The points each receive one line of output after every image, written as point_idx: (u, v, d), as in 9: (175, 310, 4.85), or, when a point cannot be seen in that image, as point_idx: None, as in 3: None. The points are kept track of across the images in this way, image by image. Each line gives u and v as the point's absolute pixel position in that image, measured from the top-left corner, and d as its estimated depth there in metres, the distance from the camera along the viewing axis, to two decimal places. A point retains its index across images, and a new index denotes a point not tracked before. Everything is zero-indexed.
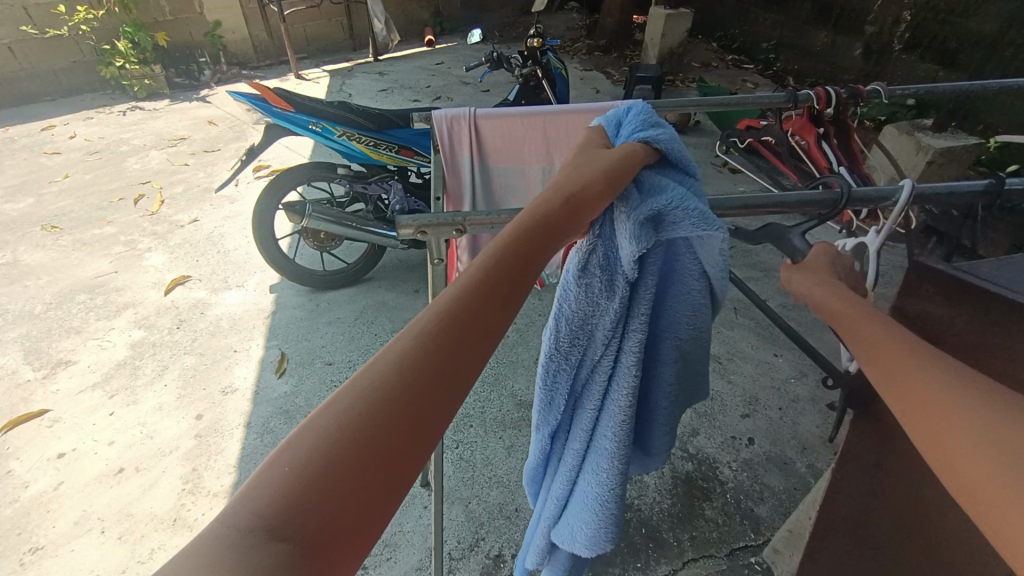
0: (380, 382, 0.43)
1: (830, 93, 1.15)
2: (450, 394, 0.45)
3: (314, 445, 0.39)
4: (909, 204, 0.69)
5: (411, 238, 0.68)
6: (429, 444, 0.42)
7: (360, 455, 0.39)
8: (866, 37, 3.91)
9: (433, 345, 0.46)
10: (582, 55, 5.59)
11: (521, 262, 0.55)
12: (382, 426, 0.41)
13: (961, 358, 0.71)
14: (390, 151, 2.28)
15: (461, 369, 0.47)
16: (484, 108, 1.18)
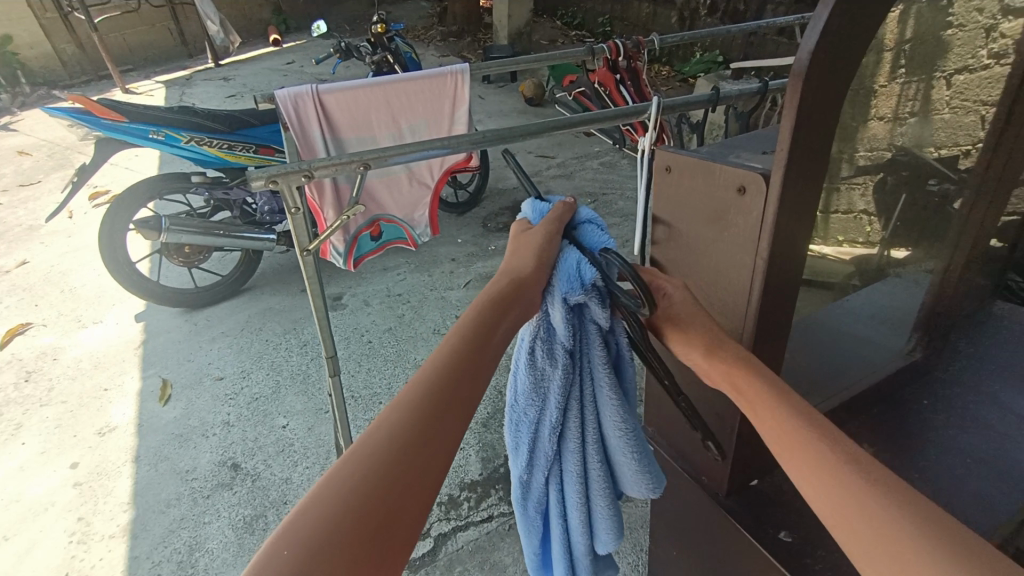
0: (371, 464, 0.48)
1: (616, 44, 1.51)
2: (429, 471, 0.49)
3: (314, 526, 0.43)
4: (658, 115, 0.99)
5: (264, 188, 0.80)
6: (409, 519, 0.46)
7: (352, 552, 0.43)
8: (678, 6, 4.46)
9: (408, 442, 0.50)
10: (436, 42, 5.66)
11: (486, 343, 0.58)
12: (367, 528, 0.44)
13: (702, 260, 0.79)
14: (247, 151, 2.22)
15: (439, 447, 0.51)
16: (325, 84, 1.23)
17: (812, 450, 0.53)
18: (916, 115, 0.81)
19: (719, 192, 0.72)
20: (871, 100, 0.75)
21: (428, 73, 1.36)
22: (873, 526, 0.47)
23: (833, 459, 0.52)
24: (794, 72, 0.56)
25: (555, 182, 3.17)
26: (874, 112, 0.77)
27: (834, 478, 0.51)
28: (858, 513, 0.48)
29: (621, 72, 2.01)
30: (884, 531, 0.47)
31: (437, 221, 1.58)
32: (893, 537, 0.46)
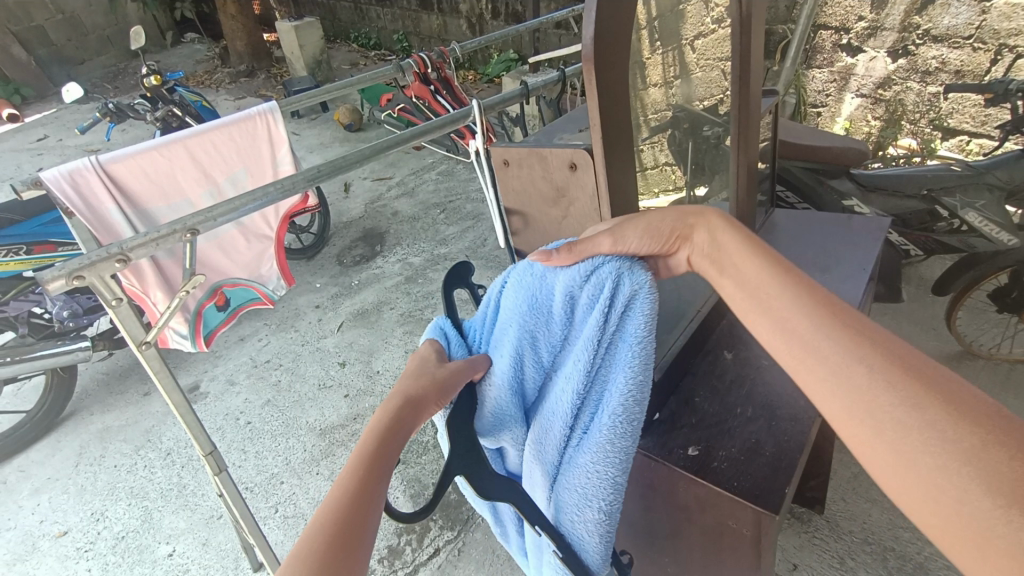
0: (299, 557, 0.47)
1: (423, 58, 1.57)
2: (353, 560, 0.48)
3: None
4: (481, 117, 1.06)
5: (65, 285, 0.67)
6: None
7: None
8: (464, 14, 4.63)
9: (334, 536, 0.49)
10: (226, 85, 5.19)
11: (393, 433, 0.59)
12: None
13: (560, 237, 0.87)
14: (14, 255, 1.83)
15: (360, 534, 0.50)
16: (105, 154, 1.06)
17: (775, 298, 0.58)
18: (679, 79, 1.00)
19: (555, 173, 0.80)
20: (647, 72, 0.89)
21: (236, 118, 1.23)
22: (812, 349, 0.52)
23: (795, 301, 0.57)
24: (585, 55, 0.64)
25: (400, 202, 3.14)
26: (651, 80, 0.92)
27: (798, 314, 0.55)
28: (804, 342, 0.53)
29: (435, 83, 2.06)
30: (830, 352, 0.51)
31: (290, 270, 1.48)
32: (839, 354, 0.51)
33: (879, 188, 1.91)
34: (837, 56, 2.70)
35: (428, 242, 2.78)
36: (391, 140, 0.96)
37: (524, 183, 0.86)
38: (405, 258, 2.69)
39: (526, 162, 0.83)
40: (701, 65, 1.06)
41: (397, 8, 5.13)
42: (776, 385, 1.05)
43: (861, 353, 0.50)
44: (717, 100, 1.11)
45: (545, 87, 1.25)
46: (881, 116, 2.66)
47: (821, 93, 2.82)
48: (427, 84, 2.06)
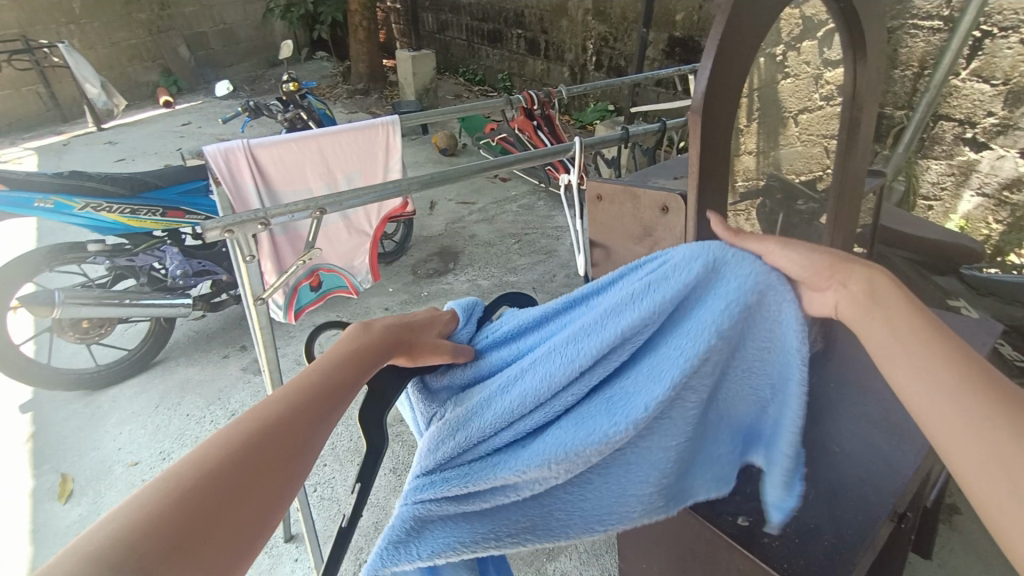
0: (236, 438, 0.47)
1: (532, 95, 1.68)
2: (286, 458, 0.49)
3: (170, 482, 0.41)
4: (579, 154, 1.13)
5: (220, 236, 0.81)
6: (264, 491, 0.45)
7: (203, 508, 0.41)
8: (569, 62, 4.86)
9: (272, 428, 0.50)
10: (343, 100, 5.75)
11: (350, 367, 0.62)
12: (225, 487, 0.43)
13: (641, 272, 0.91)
14: (153, 215, 2.12)
15: (295, 436, 0.51)
16: (257, 138, 1.24)
17: (923, 364, 0.53)
18: (780, 146, 1.02)
19: (643, 213, 0.85)
20: (746, 138, 0.92)
21: (364, 125, 1.40)
22: (961, 419, 0.49)
23: (952, 366, 0.52)
24: (692, 108, 0.69)
25: (479, 226, 3.29)
26: (752, 145, 0.94)
27: (944, 385, 0.51)
28: (957, 413, 0.49)
29: (538, 118, 2.17)
30: (993, 424, 0.47)
31: (378, 267, 1.60)
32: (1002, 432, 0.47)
33: (989, 291, 1.81)
34: (958, 149, 2.55)
35: (499, 268, 2.88)
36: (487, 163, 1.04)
37: (613, 218, 0.91)
38: (475, 279, 2.79)
39: (618, 197, 0.88)
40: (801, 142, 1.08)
41: (507, 51, 5.49)
42: (844, 472, 0.99)
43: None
44: (816, 175, 1.11)
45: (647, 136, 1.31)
46: (1002, 220, 2.47)
47: (935, 185, 2.67)
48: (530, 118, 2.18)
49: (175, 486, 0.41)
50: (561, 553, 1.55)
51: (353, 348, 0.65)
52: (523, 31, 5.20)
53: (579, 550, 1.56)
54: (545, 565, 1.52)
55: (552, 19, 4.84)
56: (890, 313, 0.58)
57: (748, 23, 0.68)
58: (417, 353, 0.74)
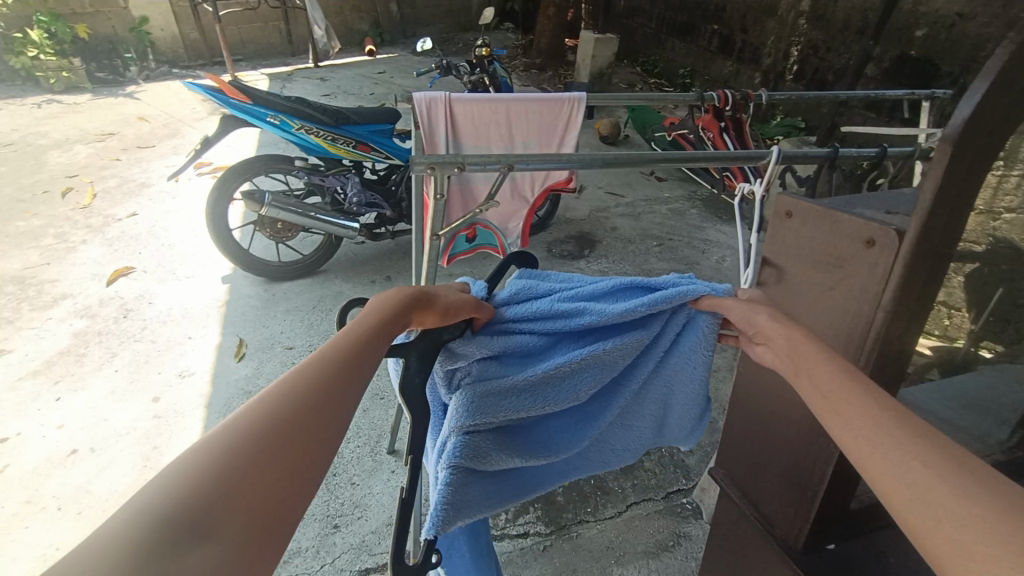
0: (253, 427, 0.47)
1: (727, 94, 1.61)
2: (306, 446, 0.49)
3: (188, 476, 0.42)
4: (776, 164, 1.06)
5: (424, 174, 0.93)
6: (289, 478, 0.46)
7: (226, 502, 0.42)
8: (764, 67, 4.45)
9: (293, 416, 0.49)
10: (519, 72, 5.95)
11: (360, 348, 0.60)
12: (246, 478, 0.44)
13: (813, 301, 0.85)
14: (347, 146, 2.47)
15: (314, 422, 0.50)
16: (457, 93, 1.37)
17: (857, 413, 0.55)
18: None
19: (842, 243, 0.78)
20: (990, 192, 0.77)
21: (551, 97, 1.47)
22: (899, 468, 0.50)
23: (877, 417, 0.54)
24: (943, 136, 0.62)
25: (621, 220, 3.24)
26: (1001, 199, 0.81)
27: (875, 435, 0.53)
28: (900, 461, 0.50)
29: (727, 121, 1.99)
30: (931, 475, 0.48)
31: (528, 234, 1.69)
32: (939, 482, 0.47)
33: None
34: None
35: (632, 267, 2.83)
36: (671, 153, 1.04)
37: (801, 242, 0.85)
38: (605, 271, 2.78)
39: (814, 218, 0.82)
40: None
41: (695, 46, 5.19)
42: None
43: (972, 488, 0.46)
44: None
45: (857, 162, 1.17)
46: None
47: None
48: (718, 120, 1.99)
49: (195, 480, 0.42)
50: (631, 562, 1.54)
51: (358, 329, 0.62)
52: (720, 27, 4.86)
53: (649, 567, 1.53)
54: (612, 567, 1.53)
55: (757, 18, 4.45)
56: (821, 368, 0.62)
57: None
58: (440, 317, 0.78)
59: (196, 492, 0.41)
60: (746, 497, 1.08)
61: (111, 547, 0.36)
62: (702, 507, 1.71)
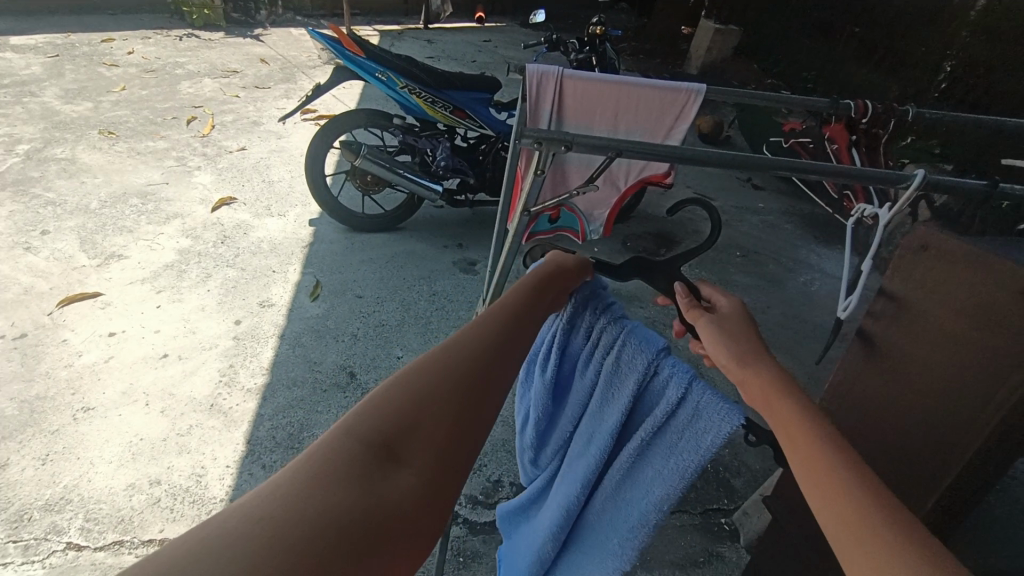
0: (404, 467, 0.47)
1: (867, 105, 1.47)
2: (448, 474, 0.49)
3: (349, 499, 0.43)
4: (919, 190, 0.93)
5: (533, 151, 0.96)
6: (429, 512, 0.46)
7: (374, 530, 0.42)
8: (905, 81, 3.97)
9: (438, 461, 0.49)
10: (626, 55, 5.73)
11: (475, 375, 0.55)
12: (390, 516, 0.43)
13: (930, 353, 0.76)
14: (445, 110, 2.50)
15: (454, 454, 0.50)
16: (571, 69, 1.42)
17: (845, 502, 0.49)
18: None
19: (992, 290, 0.69)
20: None
21: (669, 84, 1.42)
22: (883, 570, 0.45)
23: (866, 503, 0.49)
24: None
25: (708, 226, 3.05)
26: None
27: (854, 516, 0.48)
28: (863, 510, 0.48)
29: (859, 134, 1.68)
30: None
31: (612, 224, 1.72)
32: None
33: None
34: None
35: (711, 277, 2.67)
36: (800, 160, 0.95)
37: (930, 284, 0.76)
38: None
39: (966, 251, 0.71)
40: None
41: (828, 47, 4.70)
42: None
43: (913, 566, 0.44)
44: None
45: (1015, 204, 1.02)
46: None
47: None
48: (849, 132, 1.69)
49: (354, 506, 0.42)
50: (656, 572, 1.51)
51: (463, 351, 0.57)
52: (861, 31, 4.38)
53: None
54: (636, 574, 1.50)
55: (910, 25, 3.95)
56: (803, 434, 0.55)
57: None
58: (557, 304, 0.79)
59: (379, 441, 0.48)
60: (804, 535, 0.97)
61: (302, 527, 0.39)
62: (740, 529, 1.63)
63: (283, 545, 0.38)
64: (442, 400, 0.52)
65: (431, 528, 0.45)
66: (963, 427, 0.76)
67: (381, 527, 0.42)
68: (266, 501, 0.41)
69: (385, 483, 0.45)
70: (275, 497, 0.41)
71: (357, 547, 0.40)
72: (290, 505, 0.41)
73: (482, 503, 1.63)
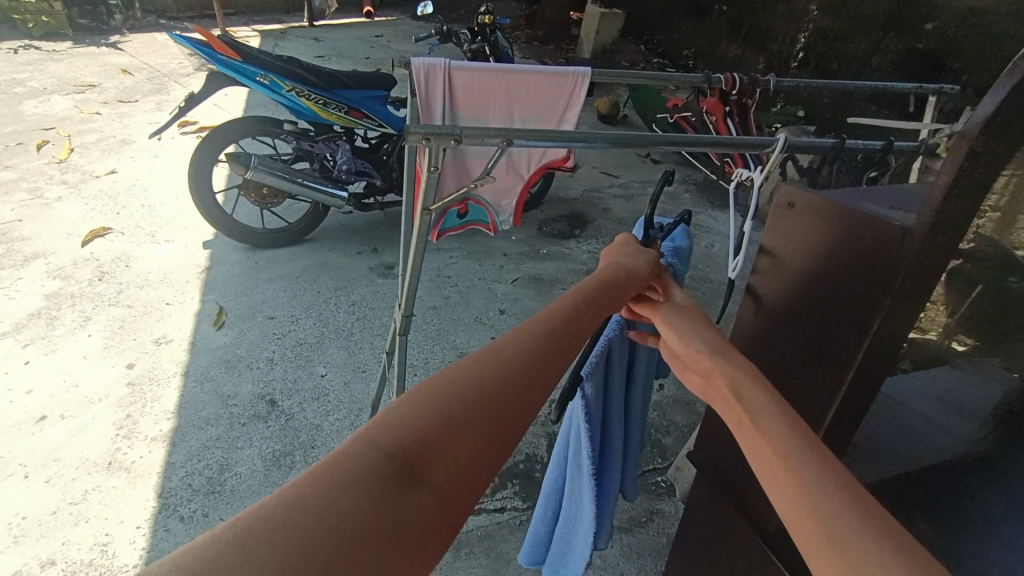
0: (425, 483, 0.48)
1: (735, 77, 1.58)
2: (465, 499, 0.49)
3: (363, 509, 0.43)
4: (782, 152, 1.02)
5: (422, 148, 0.92)
6: (439, 537, 0.47)
7: (375, 544, 0.43)
8: (769, 52, 4.35)
9: (462, 476, 0.50)
10: (520, 43, 5.78)
11: (507, 394, 0.55)
12: (397, 531, 0.44)
13: (811, 304, 0.83)
14: (339, 111, 2.37)
15: (476, 475, 0.51)
16: (456, 61, 1.40)
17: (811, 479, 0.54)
18: None
19: (845, 238, 0.77)
20: None
21: (554, 71, 1.47)
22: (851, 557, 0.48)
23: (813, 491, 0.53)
24: (961, 133, 0.63)
25: (616, 203, 3.18)
26: None
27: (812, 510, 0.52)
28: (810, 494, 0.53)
29: (733, 104, 1.81)
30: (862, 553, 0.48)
31: (520, 212, 1.74)
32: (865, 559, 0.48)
33: None
34: None
35: None
36: (678, 135, 1.00)
37: (804, 237, 0.83)
38: (596, 252, 2.72)
39: (827, 206, 0.78)
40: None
41: (702, 25, 5.03)
42: None
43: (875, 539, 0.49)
44: None
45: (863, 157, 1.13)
46: None
47: None
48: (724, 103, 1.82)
49: (362, 518, 0.43)
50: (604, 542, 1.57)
51: (498, 358, 0.57)
52: (728, 9, 4.72)
53: (622, 544, 1.57)
54: None
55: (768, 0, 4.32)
56: (768, 419, 0.60)
57: None
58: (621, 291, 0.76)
59: (406, 451, 0.48)
60: (722, 482, 1.06)
61: (314, 534, 0.41)
62: (676, 486, 1.74)
63: (293, 543, 0.40)
64: (471, 411, 0.52)
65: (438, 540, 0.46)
66: (832, 368, 0.82)
67: (389, 533, 0.44)
68: (293, 497, 0.42)
69: (404, 491, 0.46)
70: (302, 494, 0.43)
71: (353, 570, 0.41)
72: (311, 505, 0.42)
73: None
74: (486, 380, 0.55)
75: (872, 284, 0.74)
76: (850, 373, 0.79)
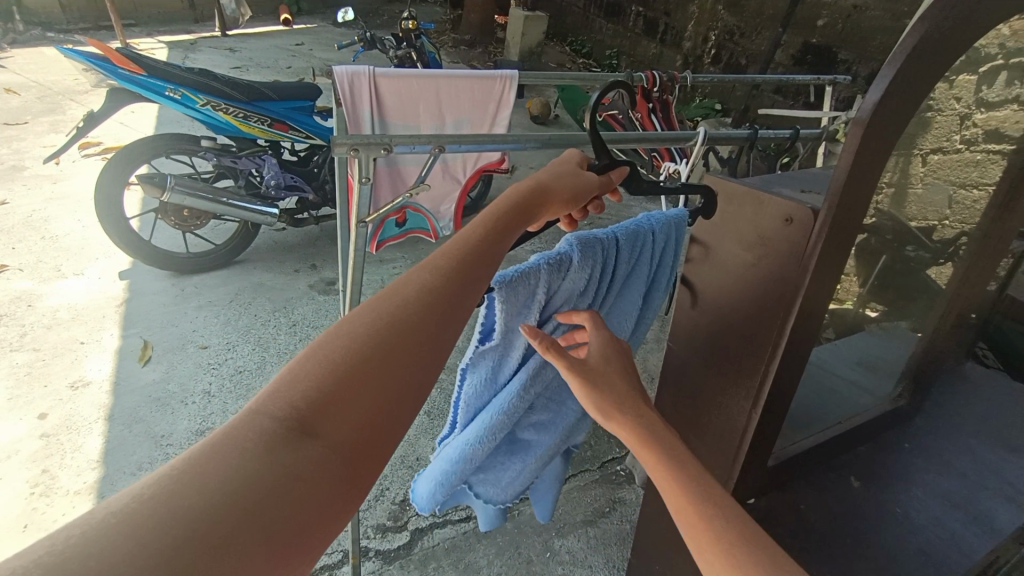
0: (327, 438, 0.42)
1: (654, 76, 1.65)
2: (373, 449, 0.44)
3: (256, 465, 0.37)
4: (702, 145, 1.08)
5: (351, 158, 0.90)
6: (350, 491, 0.41)
7: (275, 504, 0.36)
8: (684, 51, 4.59)
9: (364, 425, 0.44)
10: (447, 49, 5.76)
11: (413, 334, 0.50)
12: (301, 486, 0.38)
13: (743, 282, 0.89)
14: (262, 124, 2.26)
15: (381, 423, 0.46)
16: (381, 68, 1.37)
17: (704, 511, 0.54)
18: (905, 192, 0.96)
19: (765, 221, 0.83)
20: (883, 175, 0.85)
21: (481, 75, 1.48)
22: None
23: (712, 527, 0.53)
24: (856, 119, 0.67)
25: None
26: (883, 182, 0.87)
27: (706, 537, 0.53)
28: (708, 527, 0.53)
29: (654, 101, 1.89)
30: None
31: (460, 217, 1.74)
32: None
33: None
34: None
35: None
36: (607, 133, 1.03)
37: (732, 221, 0.88)
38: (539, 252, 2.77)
39: (748, 191, 0.84)
40: (927, 182, 1.00)
41: (621, 26, 5.23)
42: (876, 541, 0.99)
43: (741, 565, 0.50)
44: (932, 225, 1.06)
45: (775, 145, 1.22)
46: None
47: None
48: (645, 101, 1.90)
49: (257, 478, 0.37)
50: (571, 534, 1.60)
51: (400, 298, 0.52)
52: (644, 10, 4.93)
53: (589, 536, 1.60)
54: (553, 542, 1.57)
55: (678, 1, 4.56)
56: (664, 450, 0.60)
57: (924, 80, 0.67)
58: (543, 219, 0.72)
59: (302, 407, 0.42)
60: None
61: (190, 500, 0.34)
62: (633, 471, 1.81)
63: (166, 522, 0.32)
64: (370, 354, 0.47)
65: (347, 497, 0.41)
66: (764, 342, 0.87)
67: (290, 492, 0.38)
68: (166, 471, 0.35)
69: (303, 447, 0.40)
70: (164, 475, 0.34)
71: (251, 533, 0.34)
72: (186, 490, 0.34)
73: (394, 529, 1.57)
74: (384, 320, 0.50)
75: (794, 260, 0.80)
76: (782, 346, 0.84)
